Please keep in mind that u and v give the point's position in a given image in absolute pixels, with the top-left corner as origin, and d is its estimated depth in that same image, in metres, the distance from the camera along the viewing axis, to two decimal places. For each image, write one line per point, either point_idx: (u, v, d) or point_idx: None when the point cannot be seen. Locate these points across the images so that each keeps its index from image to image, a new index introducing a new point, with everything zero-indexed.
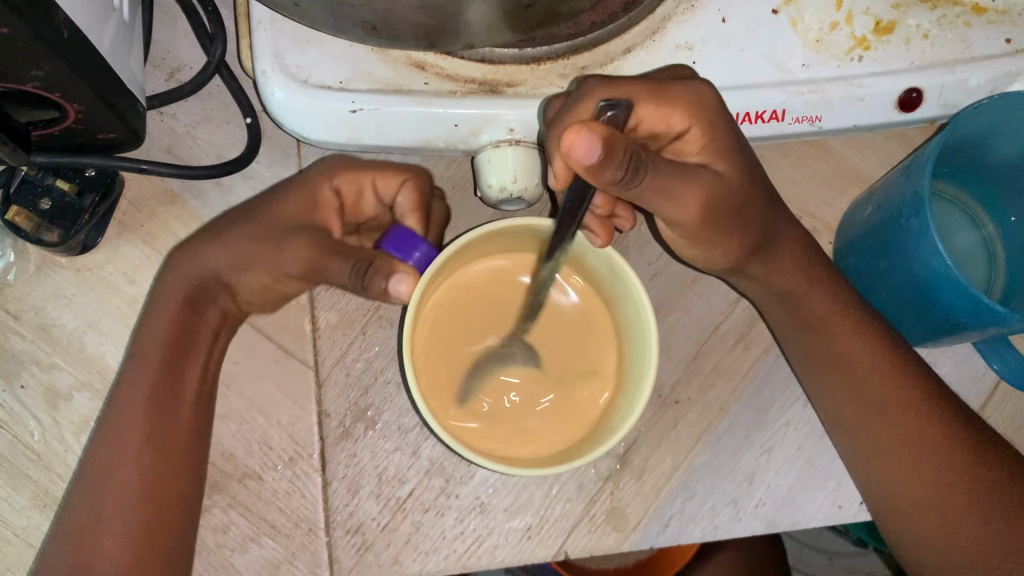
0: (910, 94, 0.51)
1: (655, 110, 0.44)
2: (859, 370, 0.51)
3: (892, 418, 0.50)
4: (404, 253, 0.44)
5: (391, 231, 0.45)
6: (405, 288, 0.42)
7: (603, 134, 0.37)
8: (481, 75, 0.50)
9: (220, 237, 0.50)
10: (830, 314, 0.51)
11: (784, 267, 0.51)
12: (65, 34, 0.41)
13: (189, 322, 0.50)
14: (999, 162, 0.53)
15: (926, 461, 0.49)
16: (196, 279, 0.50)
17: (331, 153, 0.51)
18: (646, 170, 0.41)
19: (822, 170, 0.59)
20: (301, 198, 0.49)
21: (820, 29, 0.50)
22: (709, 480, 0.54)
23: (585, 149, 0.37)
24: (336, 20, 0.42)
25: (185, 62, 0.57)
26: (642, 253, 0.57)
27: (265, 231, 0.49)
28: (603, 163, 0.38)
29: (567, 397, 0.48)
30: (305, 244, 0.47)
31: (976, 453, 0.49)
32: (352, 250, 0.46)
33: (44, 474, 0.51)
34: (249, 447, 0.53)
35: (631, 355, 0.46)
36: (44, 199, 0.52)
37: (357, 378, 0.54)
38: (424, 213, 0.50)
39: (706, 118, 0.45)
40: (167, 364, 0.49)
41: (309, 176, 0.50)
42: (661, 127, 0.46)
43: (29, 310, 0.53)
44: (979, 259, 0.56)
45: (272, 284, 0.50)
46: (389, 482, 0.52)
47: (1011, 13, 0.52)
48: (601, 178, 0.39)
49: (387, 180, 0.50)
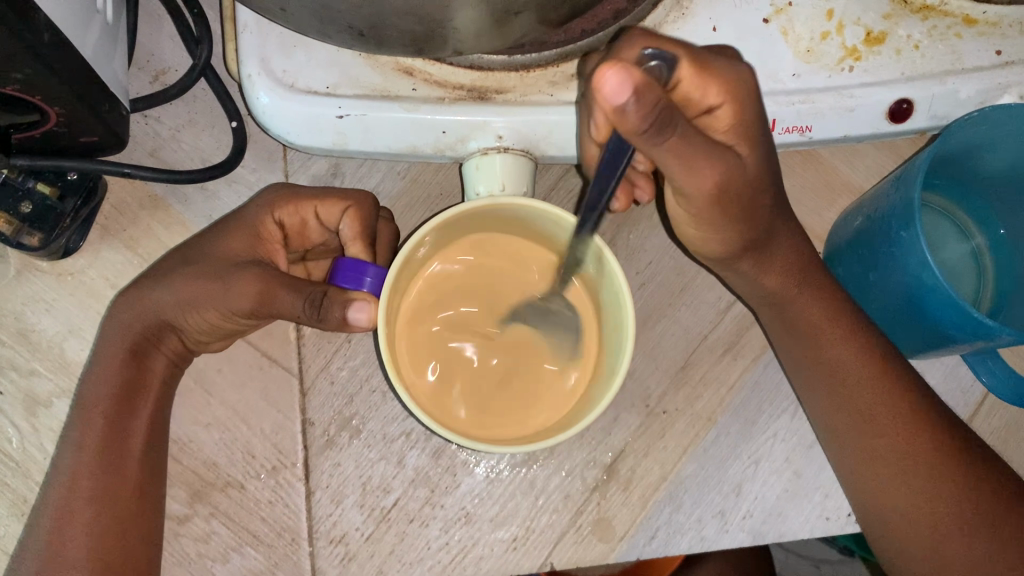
0: (900, 105, 0.51)
1: (694, 79, 0.41)
2: (849, 376, 0.50)
3: (884, 429, 0.49)
4: (354, 281, 0.43)
5: (338, 261, 0.44)
6: (366, 316, 0.42)
7: (640, 79, 0.33)
8: (470, 82, 0.49)
9: (167, 281, 0.48)
10: (820, 320, 0.50)
11: (775, 272, 0.50)
12: (46, 38, 0.40)
13: (140, 348, 0.48)
14: (989, 174, 0.53)
15: (912, 474, 0.48)
16: (141, 322, 0.48)
17: (272, 188, 0.51)
18: (675, 133, 0.37)
19: (810, 180, 0.59)
20: (244, 236, 0.49)
21: (810, 39, 0.50)
22: (696, 491, 0.53)
23: (614, 87, 0.32)
24: (323, 25, 0.41)
25: (170, 65, 0.56)
26: (630, 261, 0.57)
27: (209, 271, 0.47)
28: (631, 108, 0.33)
29: (551, 378, 0.46)
30: (249, 280, 0.45)
31: (963, 466, 0.48)
32: (301, 281, 0.45)
33: (22, 482, 0.50)
34: (232, 455, 0.52)
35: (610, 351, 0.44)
36: (24, 202, 0.51)
37: (341, 386, 0.53)
38: (367, 239, 0.49)
39: (731, 98, 0.42)
40: (124, 360, 0.48)
41: (253, 217, 0.49)
42: (694, 99, 0.42)
43: (8, 314, 0.52)
44: (968, 271, 0.56)
45: (222, 322, 0.47)
46: (373, 492, 0.52)
47: (1001, 24, 0.51)
48: (626, 125, 0.35)
49: (328, 208, 0.50)
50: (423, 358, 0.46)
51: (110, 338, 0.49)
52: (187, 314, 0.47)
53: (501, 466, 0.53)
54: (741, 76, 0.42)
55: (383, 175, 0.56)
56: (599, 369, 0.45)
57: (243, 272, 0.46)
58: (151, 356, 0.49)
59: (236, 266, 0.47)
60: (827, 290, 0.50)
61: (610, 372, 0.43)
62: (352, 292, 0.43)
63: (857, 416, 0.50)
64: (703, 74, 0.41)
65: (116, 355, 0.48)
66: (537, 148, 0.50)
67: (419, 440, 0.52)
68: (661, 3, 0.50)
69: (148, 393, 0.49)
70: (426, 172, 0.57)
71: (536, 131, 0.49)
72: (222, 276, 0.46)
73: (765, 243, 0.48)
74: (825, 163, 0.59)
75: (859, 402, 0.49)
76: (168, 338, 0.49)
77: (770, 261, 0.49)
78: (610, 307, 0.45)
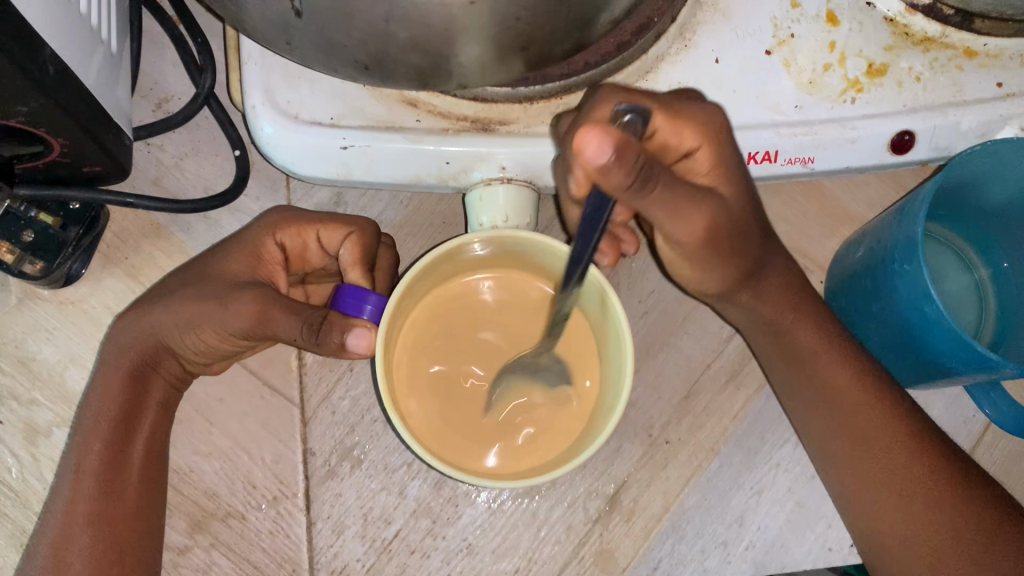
0: (902, 137, 0.51)
1: (669, 126, 0.42)
2: (848, 399, 0.49)
3: (882, 452, 0.49)
4: (354, 309, 0.43)
5: (340, 289, 0.44)
6: (365, 343, 0.41)
7: (617, 139, 0.34)
8: (473, 113, 0.49)
9: (166, 302, 0.46)
10: (816, 344, 0.50)
11: (770, 300, 0.50)
12: (51, 71, 0.40)
13: (138, 372, 0.47)
14: (992, 206, 0.53)
15: (911, 497, 0.48)
16: (140, 345, 0.46)
17: (270, 212, 0.50)
18: (659, 183, 0.38)
19: (812, 209, 0.59)
20: (244, 257, 0.48)
21: (813, 71, 0.50)
22: (699, 521, 0.53)
23: (593, 150, 0.34)
24: (328, 59, 0.41)
25: (173, 93, 0.56)
26: (632, 290, 0.57)
27: (208, 292, 0.46)
28: (613, 166, 0.34)
29: (550, 412, 0.45)
30: (250, 302, 0.44)
31: (965, 490, 0.47)
32: (302, 305, 0.44)
33: (21, 512, 0.50)
34: (232, 485, 0.52)
35: (608, 385, 0.44)
36: (26, 231, 0.50)
37: (343, 416, 0.53)
38: (366, 266, 0.48)
39: (709, 142, 0.42)
40: (122, 385, 0.47)
41: (250, 238, 0.48)
42: (672, 144, 0.43)
43: (9, 343, 0.52)
44: (970, 302, 0.56)
45: (219, 343, 0.46)
46: (375, 523, 0.51)
47: (1002, 56, 0.52)
48: (610, 183, 0.36)
49: (330, 234, 0.49)
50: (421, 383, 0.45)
51: (108, 363, 0.47)
52: (185, 335, 0.45)
53: (503, 497, 0.52)
54: (714, 116, 0.43)
55: (386, 204, 0.57)
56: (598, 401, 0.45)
57: (242, 293, 0.45)
58: (149, 381, 0.47)
59: (234, 288, 0.45)
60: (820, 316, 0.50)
61: (610, 404, 0.42)
62: (351, 318, 0.42)
63: (856, 440, 0.49)
64: (677, 121, 0.41)
65: (115, 378, 0.47)
66: (540, 178, 0.50)
67: (420, 470, 0.52)
68: (665, 34, 0.49)
69: (146, 417, 0.48)
70: (429, 201, 0.57)
71: (540, 162, 0.49)
72: (220, 297, 0.45)
73: (757, 273, 0.48)
74: (826, 193, 0.59)
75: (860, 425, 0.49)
76: (166, 363, 0.47)
77: (764, 289, 0.49)
78: (609, 338, 0.44)
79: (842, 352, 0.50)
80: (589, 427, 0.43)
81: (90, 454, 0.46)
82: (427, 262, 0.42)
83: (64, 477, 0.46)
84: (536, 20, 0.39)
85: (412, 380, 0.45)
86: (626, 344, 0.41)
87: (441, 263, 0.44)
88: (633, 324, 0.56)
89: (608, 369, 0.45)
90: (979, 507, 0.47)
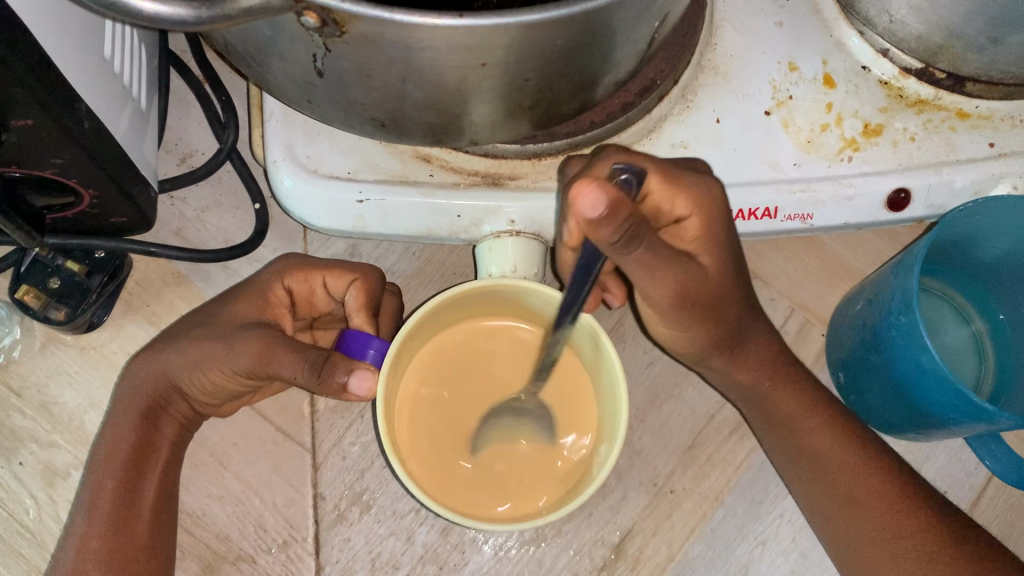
0: (898, 194, 0.53)
1: (664, 188, 0.43)
2: (831, 462, 0.50)
3: (871, 512, 0.49)
4: (357, 351, 0.45)
5: (346, 333, 0.46)
6: (366, 385, 0.43)
7: (614, 197, 0.35)
8: (484, 168, 0.51)
9: (177, 341, 0.48)
10: (797, 410, 0.51)
11: (747, 370, 0.51)
12: (86, 125, 0.42)
13: (148, 411, 0.48)
14: (987, 262, 0.55)
15: (906, 557, 0.48)
16: (150, 384, 0.48)
17: (281, 259, 0.52)
18: (641, 247, 0.39)
19: (813, 264, 0.60)
20: (252, 300, 0.49)
21: (810, 131, 0.53)
22: (702, 571, 0.54)
23: (588, 204, 0.35)
24: (348, 116, 0.44)
25: (196, 148, 0.59)
26: (637, 341, 0.58)
27: (215, 333, 0.47)
28: (603, 221, 0.36)
29: (543, 463, 0.46)
30: (253, 342, 0.45)
31: (959, 545, 0.48)
32: (305, 346, 0.45)
33: (37, 552, 0.51)
34: (244, 529, 0.53)
35: (604, 433, 0.45)
36: (53, 278, 0.53)
37: (353, 461, 0.54)
38: (371, 310, 0.49)
39: (700, 212, 0.44)
40: (134, 425, 0.48)
41: (259, 282, 0.50)
42: (664, 209, 0.44)
43: (31, 387, 0.54)
44: (970, 356, 0.57)
45: (225, 381, 0.47)
46: (382, 568, 0.52)
47: (994, 118, 0.53)
48: (597, 235, 0.37)
49: (336, 280, 0.50)
50: (418, 432, 0.46)
51: (120, 403, 0.48)
52: (192, 374, 0.47)
53: (509, 544, 0.53)
54: (710, 189, 0.44)
55: (399, 256, 0.59)
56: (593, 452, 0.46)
57: (247, 334, 0.46)
58: (159, 419, 0.48)
59: (240, 328, 0.47)
60: (798, 381, 0.52)
61: (605, 454, 0.43)
62: (355, 360, 0.44)
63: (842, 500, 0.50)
64: (673, 185, 0.43)
65: (128, 419, 0.48)
66: (549, 231, 0.52)
67: (428, 516, 0.53)
68: (668, 96, 0.52)
69: (158, 456, 0.49)
70: (440, 253, 0.59)
71: (548, 216, 0.51)
72: (225, 338, 0.46)
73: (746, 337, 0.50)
74: (827, 249, 0.61)
75: (847, 492, 0.50)
76: (175, 403, 0.48)
77: (741, 358, 0.50)
78: (606, 391, 0.45)
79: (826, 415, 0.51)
80: (583, 478, 0.44)
81: (103, 492, 0.47)
82: (431, 307, 0.43)
83: (78, 514, 0.47)
84: (543, 81, 0.41)
85: (412, 426, 0.46)
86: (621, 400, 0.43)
87: (444, 310, 0.45)
88: (637, 375, 0.57)
89: (602, 418, 0.46)
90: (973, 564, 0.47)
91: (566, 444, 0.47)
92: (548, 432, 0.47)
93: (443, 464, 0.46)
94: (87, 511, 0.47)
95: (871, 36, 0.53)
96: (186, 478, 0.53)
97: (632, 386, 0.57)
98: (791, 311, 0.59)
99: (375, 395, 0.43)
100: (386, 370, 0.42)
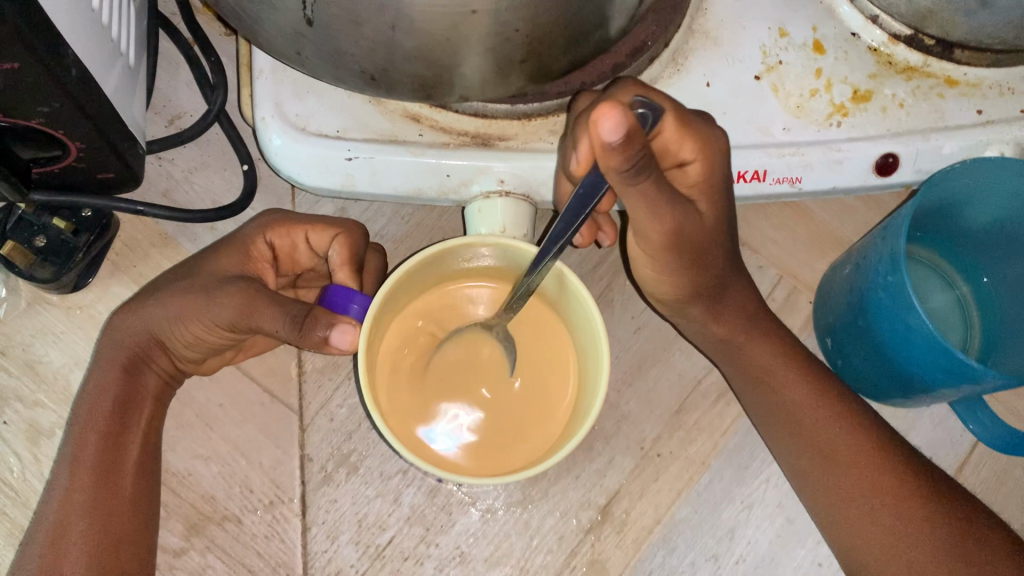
0: (886, 159, 0.53)
1: (676, 132, 0.43)
2: (810, 417, 0.51)
3: (851, 466, 0.50)
4: (341, 305, 0.44)
5: (329, 288, 0.45)
6: (348, 339, 0.42)
7: (632, 124, 0.36)
8: (474, 129, 0.51)
9: (160, 294, 0.48)
10: (773, 362, 0.53)
11: (725, 321, 0.52)
12: (74, 74, 0.42)
13: (130, 366, 0.48)
14: (975, 228, 0.55)
15: (879, 513, 0.49)
16: (132, 337, 0.48)
17: (265, 213, 0.51)
18: (650, 179, 0.40)
19: (801, 232, 0.61)
20: (234, 254, 0.49)
21: (800, 96, 0.53)
22: (689, 534, 0.54)
23: (607, 128, 0.35)
24: (337, 69, 0.43)
25: (185, 111, 0.59)
26: (625, 307, 0.58)
27: (198, 285, 0.47)
28: (619, 148, 0.36)
29: (526, 419, 0.47)
30: (235, 295, 0.46)
31: (933, 501, 0.48)
32: (287, 300, 0.45)
33: (20, 511, 0.51)
34: (230, 489, 0.52)
35: (587, 386, 0.45)
36: (39, 236, 0.52)
37: (340, 423, 0.54)
38: (355, 266, 0.49)
39: (704, 159, 0.45)
40: (117, 379, 0.48)
41: (240, 237, 0.50)
42: (671, 151, 0.44)
43: (17, 346, 0.53)
44: (956, 320, 0.58)
45: (207, 334, 0.47)
46: (369, 529, 0.52)
47: (983, 86, 0.54)
48: (607, 162, 0.38)
49: (319, 235, 0.50)
50: (402, 386, 0.46)
51: (103, 357, 0.48)
52: (175, 327, 0.47)
53: (496, 506, 0.53)
54: (717, 136, 0.45)
55: (388, 219, 0.59)
56: (577, 407, 0.46)
57: (230, 287, 0.46)
58: (143, 374, 0.48)
59: (221, 281, 0.47)
60: (773, 335, 0.53)
61: (587, 404, 0.44)
62: (338, 316, 0.44)
63: (821, 457, 0.51)
64: (686, 131, 0.43)
65: (110, 372, 0.48)
66: (538, 193, 0.52)
67: (415, 478, 0.53)
68: (658, 59, 0.52)
69: (141, 410, 0.49)
70: (430, 217, 0.59)
71: (538, 177, 0.51)
72: (208, 290, 0.46)
73: (721, 291, 0.51)
74: (816, 218, 0.61)
75: (825, 448, 0.51)
76: (158, 357, 0.48)
77: (725, 309, 0.52)
78: (588, 346, 0.46)
79: (801, 370, 0.52)
80: (567, 430, 0.44)
81: (86, 445, 0.47)
82: (416, 260, 0.43)
83: (61, 469, 0.47)
84: (533, 32, 0.41)
85: (397, 378, 0.47)
86: (602, 350, 0.43)
87: (424, 270, 0.46)
88: (626, 340, 0.57)
89: (586, 371, 0.46)
90: (948, 522, 0.48)
91: (549, 402, 0.47)
92: (532, 388, 0.48)
93: (426, 417, 0.46)
94: (70, 466, 0.47)
95: (861, 3, 0.53)
96: (173, 437, 0.53)
97: (620, 352, 0.57)
98: (779, 279, 0.59)
99: (357, 348, 0.43)
100: (370, 318, 0.42)
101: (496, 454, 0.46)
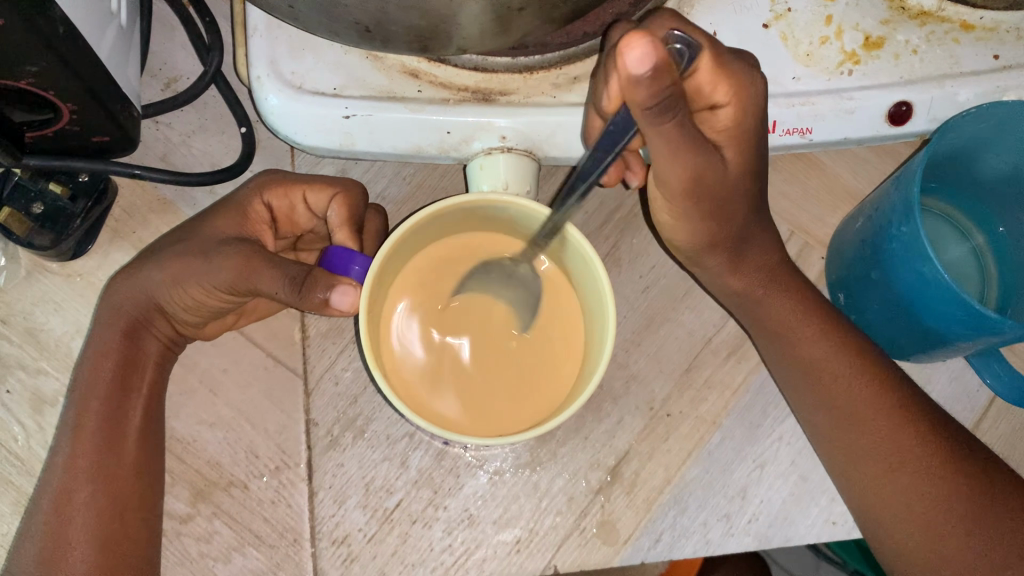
0: (899, 107, 0.51)
1: (711, 72, 0.42)
2: (826, 376, 0.50)
3: (867, 427, 0.49)
4: (342, 267, 0.43)
5: (329, 249, 0.44)
6: (349, 301, 0.42)
7: (659, 57, 0.35)
8: (474, 84, 0.50)
9: (159, 258, 0.47)
10: (788, 320, 0.51)
11: (743, 273, 0.51)
12: (61, 32, 0.41)
13: (130, 333, 0.48)
14: (991, 177, 0.54)
15: (896, 475, 0.48)
16: (132, 303, 0.47)
17: (262, 174, 0.50)
18: (675, 121, 0.38)
19: (813, 186, 0.59)
20: (232, 216, 0.48)
21: (810, 43, 0.51)
22: (700, 494, 0.53)
23: (635, 57, 0.34)
24: (330, 21, 0.42)
25: (181, 73, 0.57)
26: (633, 266, 0.57)
27: (196, 249, 0.47)
28: (645, 83, 0.35)
29: (531, 382, 0.46)
30: (233, 258, 0.45)
31: (950, 461, 0.48)
32: (285, 260, 0.45)
33: (25, 479, 0.50)
34: (235, 455, 0.52)
35: (594, 349, 0.44)
36: (36, 203, 0.52)
37: (345, 387, 0.53)
38: (355, 227, 0.48)
39: (737, 102, 0.43)
40: (117, 345, 0.47)
41: (240, 198, 0.49)
42: (705, 91, 0.43)
43: (17, 314, 0.53)
44: (972, 272, 0.57)
45: (206, 298, 0.46)
46: (377, 493, 0.51)
47: (999, 30, 0.52)
48: (632, 97, 0.37)
49: (317, 195, 0.49)
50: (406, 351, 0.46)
51: (103, 323, 0.48)
52: (174, 292, 0.46)
53: (504, 468, 0.52)
54: (754, 81, 0.43)
55: (390, 180, 0.58)
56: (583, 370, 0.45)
57: (228, 249, 0.45)
58: (144, 340, 0.48)
59: (219, 244, 0.46)
60: (789, 291, 0.52)
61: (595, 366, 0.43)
62: (338, 277, 0.43)
63: (838, 417, 0.50)
64: (722, 72, 0.41)
65: (111, 338, 0.48)
66: (541, 148, 0.50)
67: (422, 441, 0.52)
68: (663, 7, 0.50)
69: (143, 375, 0.48)
70: (432, 177, 0.58)
71: (541, 133, 0.50)
72: (206, 253, 0.46)
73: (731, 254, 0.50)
74: (828, 170, 0.60)
75: (838, 404, 0.50)
76: (158, 322, 0.48)
77: (739, 265, 0.51)
78: (594, 305, 0.45)
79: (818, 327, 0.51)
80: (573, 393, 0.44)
81: (89, 410, 0.47)
82: (417, 221, 0.42)
83: (64, 435, 0.47)
84: None
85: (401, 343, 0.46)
86: (609, 310, 0.42)
87: (428, 229, 0.44)
88: (633, 299, 0.56)
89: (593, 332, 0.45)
90: (965, 479, 0.47)
91: (556, 365, 0.46)
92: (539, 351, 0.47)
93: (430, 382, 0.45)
94: (72, 433, 0.47)
95: None
96: (178, 403, 0.53)
97: (629, 310, 0.56)
98: (790, 234, 0.58)
99: (358, 310, 0.42)
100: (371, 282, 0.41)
101: (502, 419, 0.45)
